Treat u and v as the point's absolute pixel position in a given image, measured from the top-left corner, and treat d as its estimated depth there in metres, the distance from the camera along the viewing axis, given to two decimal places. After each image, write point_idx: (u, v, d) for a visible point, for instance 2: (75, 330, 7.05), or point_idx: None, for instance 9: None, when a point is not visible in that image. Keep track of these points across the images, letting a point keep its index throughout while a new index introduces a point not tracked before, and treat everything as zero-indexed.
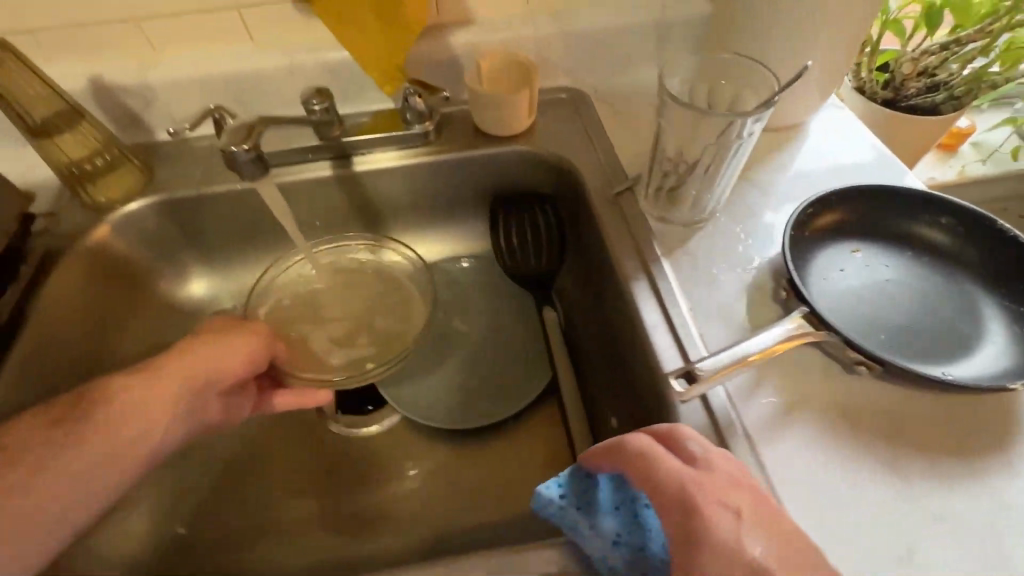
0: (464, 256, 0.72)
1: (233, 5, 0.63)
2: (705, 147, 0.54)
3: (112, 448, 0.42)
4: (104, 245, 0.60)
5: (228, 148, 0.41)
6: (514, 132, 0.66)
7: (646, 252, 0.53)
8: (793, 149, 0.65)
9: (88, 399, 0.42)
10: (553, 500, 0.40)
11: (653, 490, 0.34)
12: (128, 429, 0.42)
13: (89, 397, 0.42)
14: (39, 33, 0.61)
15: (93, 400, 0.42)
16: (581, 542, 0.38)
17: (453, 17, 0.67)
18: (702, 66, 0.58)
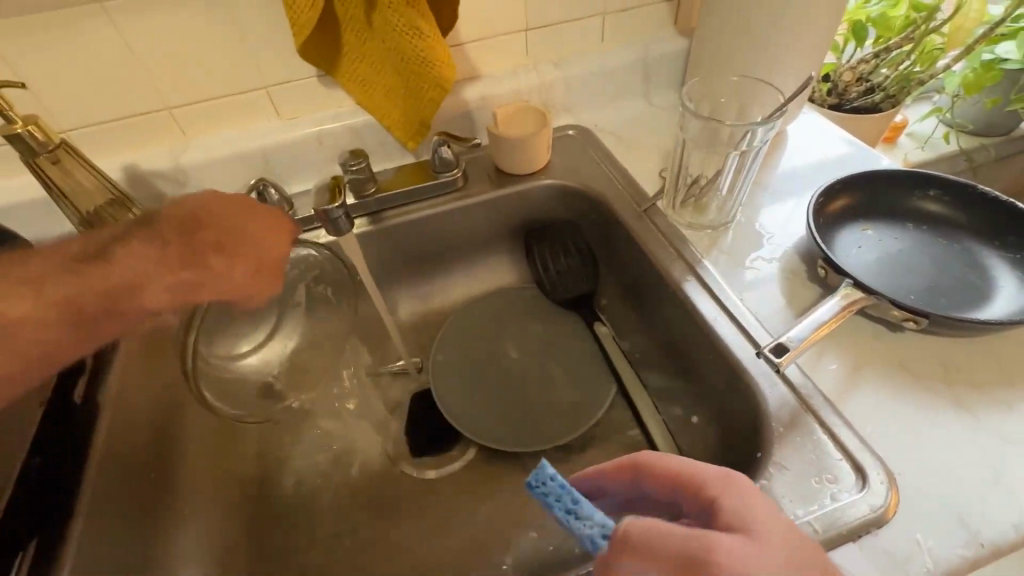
0: (501, 289, 0.75)
1: (261, 84, 0.67)
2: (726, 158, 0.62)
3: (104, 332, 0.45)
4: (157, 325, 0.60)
5: (320, 208, 0.45)
6: (536, 168, 0.71)
7: (688, 256, 0.58)
8: (784, 152, 0.73)
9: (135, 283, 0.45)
10: (559, 479, 0.30)
11: (693, 486, 0.33)
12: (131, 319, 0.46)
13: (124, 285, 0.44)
14: (73, 130, 0.63)
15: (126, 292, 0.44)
16: (574, 526, 0.30)
17: (464, 74, 0.74)
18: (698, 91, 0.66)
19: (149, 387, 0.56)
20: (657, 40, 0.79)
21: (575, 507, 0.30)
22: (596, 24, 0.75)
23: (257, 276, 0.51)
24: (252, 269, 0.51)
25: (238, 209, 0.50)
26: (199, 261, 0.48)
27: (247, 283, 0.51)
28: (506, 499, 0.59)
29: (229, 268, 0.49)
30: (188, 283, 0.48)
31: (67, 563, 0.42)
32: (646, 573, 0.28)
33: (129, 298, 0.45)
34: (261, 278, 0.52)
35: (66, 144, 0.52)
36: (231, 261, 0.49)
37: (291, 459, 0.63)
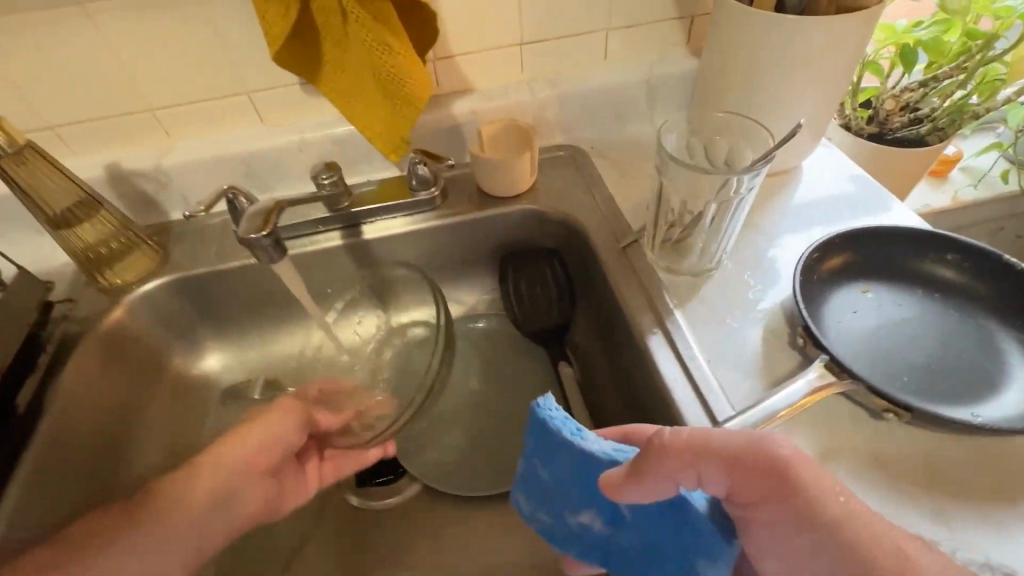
0: (474, 314, 0.72)
1: (244, 89, 0.66)
2: (706, 206, 0.56)
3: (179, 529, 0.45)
4: (121, 326, 0.61)
5: (249, 236, 0.44)
6: (518, 192, 0.68)
7: (660, 305, 0.54)
8: (793, 191, 0.67)
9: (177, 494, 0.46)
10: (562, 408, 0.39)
11: None
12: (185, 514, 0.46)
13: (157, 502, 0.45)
14: (60, 128, 0.64)
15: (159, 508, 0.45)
16: (584, 442, 0.38)
17: (453, 87, 0.71)
18: (695, 122, 0.61)
19: (95, 391, 0.57)
20: (666, 59, 0.73)
21: (584, 430, 0.39)
22: (599, 40, 0.70)
23: (260, 433, 0.53)
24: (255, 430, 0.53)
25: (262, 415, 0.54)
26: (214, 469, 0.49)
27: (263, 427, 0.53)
28: (443, 542, 0.57)
29: (234, 446, 0.51)
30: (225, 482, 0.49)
31: None
32: (701, 461, 0.34)
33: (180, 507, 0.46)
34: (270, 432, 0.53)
35: (33, 147, 0.53)
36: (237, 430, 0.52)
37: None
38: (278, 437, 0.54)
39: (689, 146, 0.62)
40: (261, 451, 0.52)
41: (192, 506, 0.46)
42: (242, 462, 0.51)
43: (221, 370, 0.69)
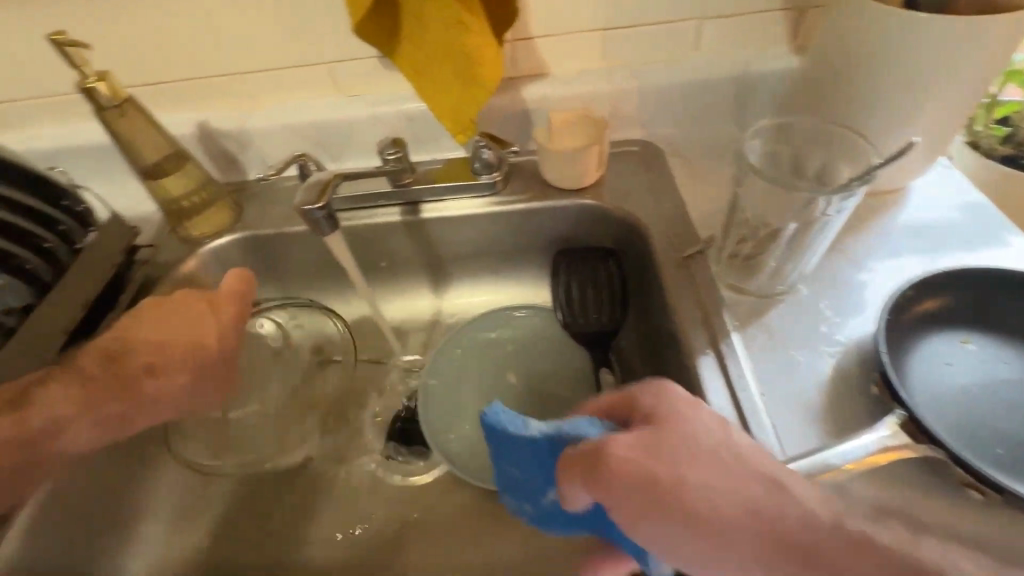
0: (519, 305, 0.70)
1: (324, 60, 0.67)
2: (783, 230, 0.50)
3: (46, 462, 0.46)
4: (191, 276, 0.65)
5: (306, 207, 0.45)
6: (582, 186, 0.65)
7: (716, 325, 0.50)
8: (895, 215, 0.59)
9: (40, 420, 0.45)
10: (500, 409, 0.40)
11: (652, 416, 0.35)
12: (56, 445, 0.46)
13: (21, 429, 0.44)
14: (161, 86, 0.68)
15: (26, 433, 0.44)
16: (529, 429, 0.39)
17: (529, 71, 0.68)
18: (788, 128, 0.54)
19: None
20: (765, 55, 0.66)
21: (526, 419, 0.39)
22: (691, 29, 0.65)
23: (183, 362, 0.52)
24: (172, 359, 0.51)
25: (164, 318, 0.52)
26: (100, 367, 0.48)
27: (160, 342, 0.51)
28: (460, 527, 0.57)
29: (138, 339, 0.51)
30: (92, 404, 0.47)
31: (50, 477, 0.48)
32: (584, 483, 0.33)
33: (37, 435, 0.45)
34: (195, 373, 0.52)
35: (132, 101, 0.57)
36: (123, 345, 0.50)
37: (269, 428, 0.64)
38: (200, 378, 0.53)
39: (776, 155, 0.56)
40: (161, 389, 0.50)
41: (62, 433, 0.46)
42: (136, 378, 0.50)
43: None
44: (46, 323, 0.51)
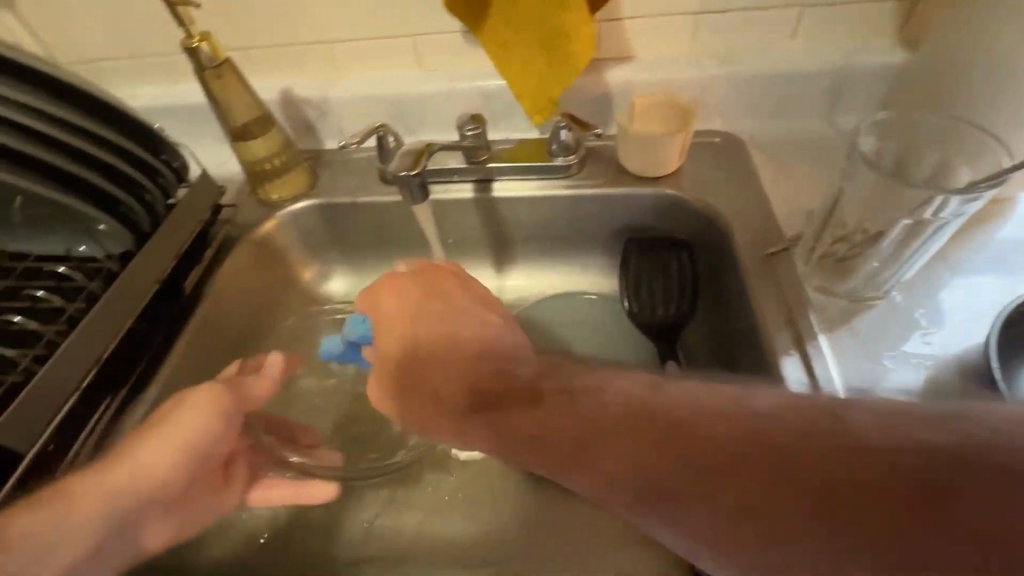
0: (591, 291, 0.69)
1: (409, 33, 0.68)
2: (896, 224, 0.48)
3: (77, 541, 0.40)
4: (269, 238, 0.67)
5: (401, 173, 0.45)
6: (660, 174, 0.63)
7: (802, 324, 0.48)
8: (1006, 225, 0.54)
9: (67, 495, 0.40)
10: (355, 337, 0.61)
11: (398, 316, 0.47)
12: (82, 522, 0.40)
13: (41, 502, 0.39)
14: (251, 51, 0.70)
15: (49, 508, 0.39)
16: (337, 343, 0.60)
17: (614, 54, 0.66)
18: (898, 124, 0.52)
19: (241, 287, 0.64)
20: (867, 48, 0.63)
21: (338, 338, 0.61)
22: (790, 18, 0.62)
23: (181, 435, 0.45)
24: (170, 446, 0.45)
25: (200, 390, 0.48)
26: (94, 512, 0.41)
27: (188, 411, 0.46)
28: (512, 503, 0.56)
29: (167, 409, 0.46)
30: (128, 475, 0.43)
31: (138, 412, 0.50)
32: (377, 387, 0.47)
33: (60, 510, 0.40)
34: (197, 427, 0.46)
35: (230, 63, 0.58)
36: (159, 414, 0.46)
37: (324, 397, 0.63)
38: (212, 431, 0.46)
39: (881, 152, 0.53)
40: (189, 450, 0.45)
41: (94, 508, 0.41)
42: (152, 492, 0.44)
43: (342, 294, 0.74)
44: (141, 272, 0.52)
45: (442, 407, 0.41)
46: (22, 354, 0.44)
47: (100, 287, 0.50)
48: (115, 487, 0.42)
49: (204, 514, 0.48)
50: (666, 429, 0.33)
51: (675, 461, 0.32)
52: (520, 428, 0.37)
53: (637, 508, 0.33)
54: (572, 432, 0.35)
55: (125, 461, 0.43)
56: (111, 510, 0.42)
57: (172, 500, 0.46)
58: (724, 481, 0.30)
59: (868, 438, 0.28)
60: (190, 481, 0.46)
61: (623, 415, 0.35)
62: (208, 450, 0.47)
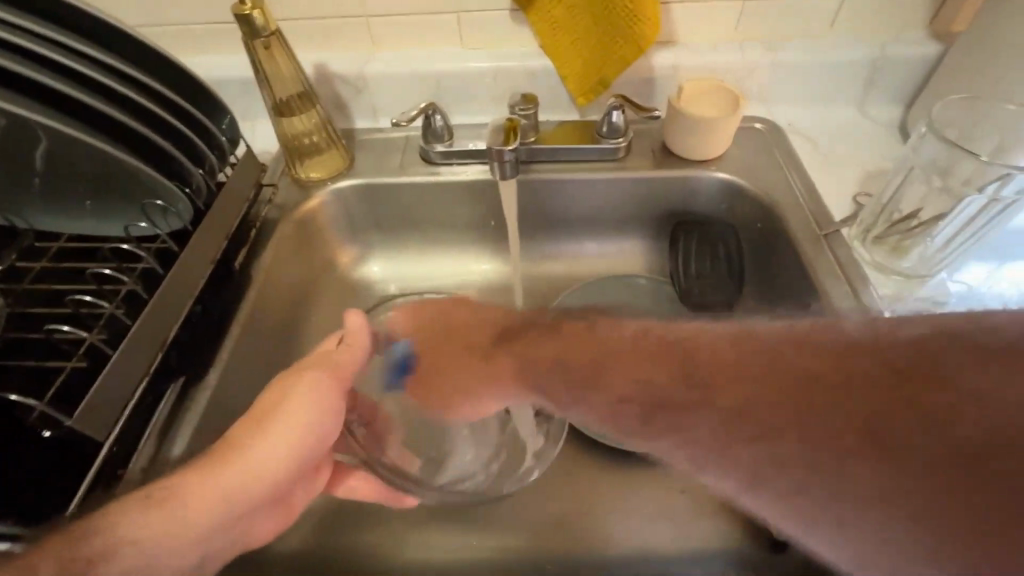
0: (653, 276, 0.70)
1: (455, 9, 0.66)
2: (964, 198, 0.51)
3: (191, 531, 0.37)
4: (309, 219, 0.65)
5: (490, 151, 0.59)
6: (707, 157, 0.65)
7: (865, 297, 0.50)
8: None
9: (185, 491, 0.38)
10: None
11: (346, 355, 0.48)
12: (202, 515, 0.38)
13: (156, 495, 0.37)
14: (284, 23, 0.67)
15: (168, 499, 0.37)
16: None
17: (661, 37, 0.67)
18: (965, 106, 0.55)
19: (286, 270, 0.61)
20: (900, 40, 0.66)
21: None
22: (831, 7, 0.64)
23: (294, 431, 0.42)
24: (286, 444, 0.42)
25: (308, 375, 0.45)
26: (212, 514, 0.38)
27: (301, 401, 0.43)
28: (577, 478, 0.56)
29: (274, 400, 0.43)
30: (247, 470, 0.40)
31: (202, 398, 0.48)
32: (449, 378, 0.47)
33: (177, 501, 0.37)
34: (313, 422, 0.43)
35: (280, 33, 0.56)
36: (267, 399, 0.43)
37: None
38: (320, 423, 0.44)
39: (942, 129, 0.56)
40: (302, 443, 0.43)
41: (212, 501, 0.38)
42: (264, 488, 0.41)
43: (379, 277, 0.72)
44: (198, 250, 0.49)
45: (442, 353, 0.47)
46: (87, 334, 0.41)
47: (159, 265, 0.46)
48: (231, 482, 0.39)
49: (299, 506, 0.46)
50: (700, 365, 0.32)
51: (709, 391, 0.31)
52: (529, 364, 0.40)
53: (665, 439, 0.32)
54: (591, 368, 0.36)
55: (239, 462, 0.40)
56: (232, 507, 0.39)
57: (279, 494, 0.43)
58: (761, 403, 0.30)
59: (901, 355, 0.28)
60: (293, 480, 0.44)
61: (651, 351, 0.34)
62: (316, 442, 0.44)
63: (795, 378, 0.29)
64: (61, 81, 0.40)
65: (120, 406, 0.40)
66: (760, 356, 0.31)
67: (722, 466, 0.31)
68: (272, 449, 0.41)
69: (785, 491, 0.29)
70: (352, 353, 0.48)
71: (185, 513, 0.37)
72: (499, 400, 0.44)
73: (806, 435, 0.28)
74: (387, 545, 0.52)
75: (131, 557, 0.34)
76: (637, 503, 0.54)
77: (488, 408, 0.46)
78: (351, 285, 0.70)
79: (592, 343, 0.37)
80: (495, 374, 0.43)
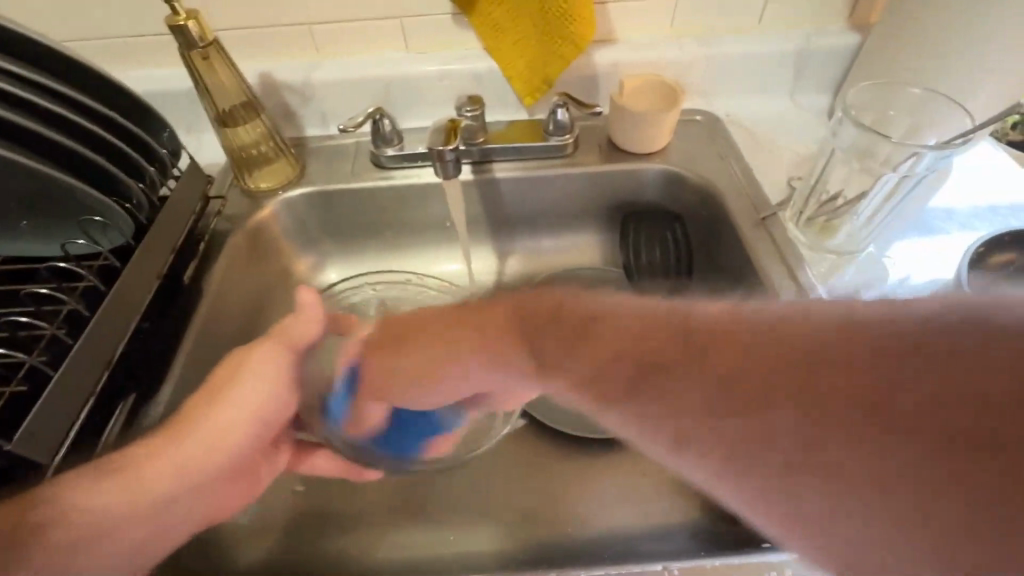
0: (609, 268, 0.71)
1: (397, 14, 0.66)
2: (881, 177, 0.54)
3: (143, 497, 0.40)
4: (262, 228, 0.64)
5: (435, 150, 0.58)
6: (651, 150, 0.67)
7: (799, 274, 0.53)
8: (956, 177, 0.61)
9: (140, 457, 0.41)
10: None
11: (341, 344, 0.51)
12: (158, 479, 0.41)
13: (112, 462, 0.40)
14: (224, 33, 0.66)
15: (123, 463, 0.40)
16: None
17: (601, 36, 0.69)
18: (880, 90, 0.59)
19: (241, 280, 0.61)
20: (823, 31, 0.70)
21: None
22: (758, 2, 0.67)
23: (245, 398, 0.47)
24: (241, 410, 0.47)
25: (258, 349, 0.49)
26: (170, 475, 0.41)
27: (251, 373, 0.48)
28: (542, 465, 0.58)
29: (224, 374, 0.47)
30: (200, 438, 0.44)
31: (155, 414, 0.47)
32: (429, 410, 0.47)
33: (134, 466, 0.40)
34: (262, 388, 0.48)
35: (218, 43, 0.55)
36: (219, 372, 0.47)
37: None
38: (273, 394, 0.49)
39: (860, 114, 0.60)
40: (254, 409, 0.48)
41: (169, 464, 0.42)
42: (220, 456, 0.45)
43: (338, 284, 0.72)
44: (143, 265, 0.48)
45: (393, 350, 0.41)
46: (27, 355, 0.40)
47: (102, 283, 0.46)
48: (188, 451, 0.43)
49: (262, 484, 0.49)
50: (708, 336, 0.28)
51: (707, 365, 0.28)
52: (502, 341, 0.36)
53: (650, 406, 0.29)
54: (579, 333, 0.33)
55: (193, 428, 0.44)
56: (187, 473, 0.42)
57: (237, 464, 0.47)
58: (777, 380, 0.26)
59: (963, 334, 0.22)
60: (249, 451, 0.48)
61: (654, 316, 0.31)
62: (266, 414, 0.49)
63: (807, 350, 0.25)
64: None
65: (66, 426, 0.39)
66: (773, 327, 0.27)
67: (721, 447, 0.27)
68: (226, 415, 0.46)
69: (770, 481, 0.26)
70: (304, 325, 0.51)
71: (144, 481, 0.40)
72: (458, 385, 0.40)
73: (804, 411, 0.25)
74: (357, 547, 0.52)
75: (84, 516, 0.37)
76: (602, 487, 0.55)
77: (438, 398, 0.42)
78: (311, 293, 0.70)
79: (587, 305, 0.34)
80: (473, 357, 0.37)
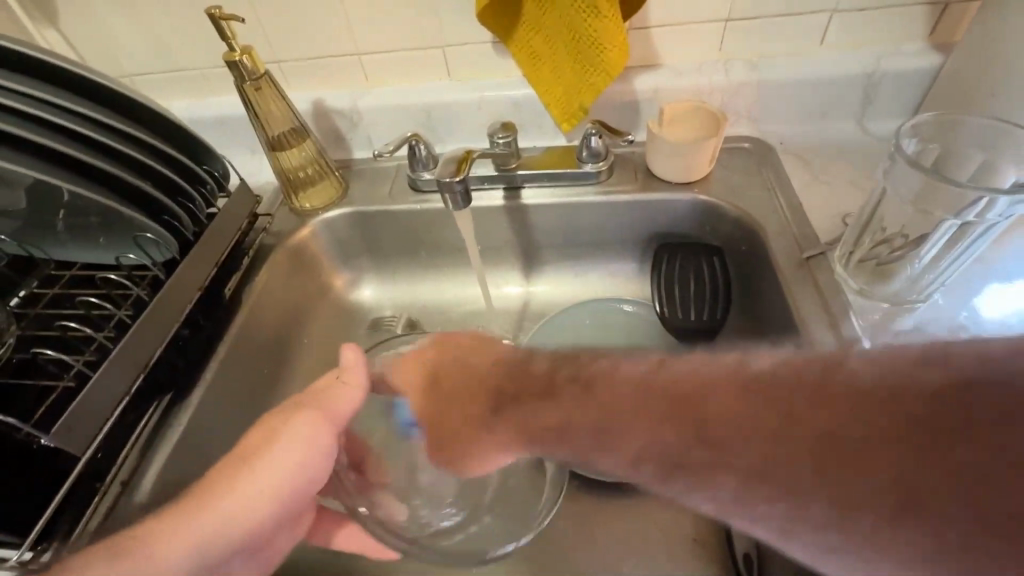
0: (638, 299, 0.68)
1: (441, 43, 0.69)
2: (941, 223, 0.48)
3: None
4: (303, 246, 0.68)
5: (448, 179, 0.59)
6: (690, 179, 0.64)
7: (843, 326, 0.48)
8: None
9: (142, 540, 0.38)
10: None
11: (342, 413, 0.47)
12: (161, 560, 0.37)
13: (122, 543, 0.37)
14: (285, 64, 0.72)
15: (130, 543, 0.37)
16: None
17: (643, 62, 0.67)
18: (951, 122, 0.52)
19: (280, 294, 0.65)
20: (897, 51, 0.63)
21: None
22: (819, 24, 0.62)
23: (275, 475, 0.42)
24: (265, 486, 0.42)
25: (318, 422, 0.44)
26: (179, 557, 0.38)
27: (282, 449, 0.43)
28: (550, 506, 0.55)
29: (252, 446, 0.43)
30: (221, 522, 0.40)
31: (182, 417, 0.51)
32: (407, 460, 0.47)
33: (143, 553, 0.37)
34: (293, 460, 0.43)
35: (269, 75, 0.60)
36: (249, 434, 0.44)
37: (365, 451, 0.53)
38: (310, 467, 0.44)
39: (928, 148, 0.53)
40: (285, 489, 0.43)
41: (179, 542, 0.38)
42: (232, 538, 0.41)
43: (372, 301, 0.75)
44: (185, 279, 0.53)
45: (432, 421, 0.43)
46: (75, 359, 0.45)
47: (146, 293, 0.51)
48: (209, 528, 0.40)
49: (278, 548, 0.47)
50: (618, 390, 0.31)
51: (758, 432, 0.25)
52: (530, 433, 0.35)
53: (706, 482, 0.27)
54: (618, 416, 0.30)
55: (211, 505, 0.40)
56: (199, 554, 0.39)
57: (260, 538, 0.44)
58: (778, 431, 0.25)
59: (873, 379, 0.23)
60: (272, 532, 0.45)
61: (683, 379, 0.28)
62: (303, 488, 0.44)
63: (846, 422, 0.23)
64: (45, 137, 0.44)
65: (100, 425, 0.44)
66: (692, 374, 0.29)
67: (765, 505, 0.25)
68: (246, 498, 0.42)
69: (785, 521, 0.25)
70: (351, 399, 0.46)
71: (144, 570, 0.36)
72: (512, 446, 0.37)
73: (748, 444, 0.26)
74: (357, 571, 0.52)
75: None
76: (613, 535, 0.52)
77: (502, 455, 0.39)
78: (347, 308, 0.73)
79: None
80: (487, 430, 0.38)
